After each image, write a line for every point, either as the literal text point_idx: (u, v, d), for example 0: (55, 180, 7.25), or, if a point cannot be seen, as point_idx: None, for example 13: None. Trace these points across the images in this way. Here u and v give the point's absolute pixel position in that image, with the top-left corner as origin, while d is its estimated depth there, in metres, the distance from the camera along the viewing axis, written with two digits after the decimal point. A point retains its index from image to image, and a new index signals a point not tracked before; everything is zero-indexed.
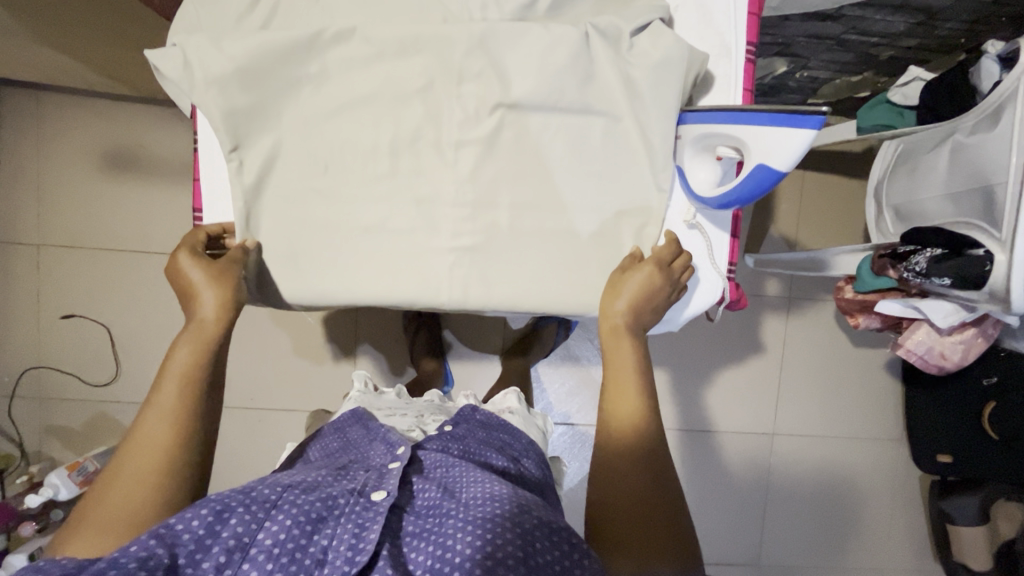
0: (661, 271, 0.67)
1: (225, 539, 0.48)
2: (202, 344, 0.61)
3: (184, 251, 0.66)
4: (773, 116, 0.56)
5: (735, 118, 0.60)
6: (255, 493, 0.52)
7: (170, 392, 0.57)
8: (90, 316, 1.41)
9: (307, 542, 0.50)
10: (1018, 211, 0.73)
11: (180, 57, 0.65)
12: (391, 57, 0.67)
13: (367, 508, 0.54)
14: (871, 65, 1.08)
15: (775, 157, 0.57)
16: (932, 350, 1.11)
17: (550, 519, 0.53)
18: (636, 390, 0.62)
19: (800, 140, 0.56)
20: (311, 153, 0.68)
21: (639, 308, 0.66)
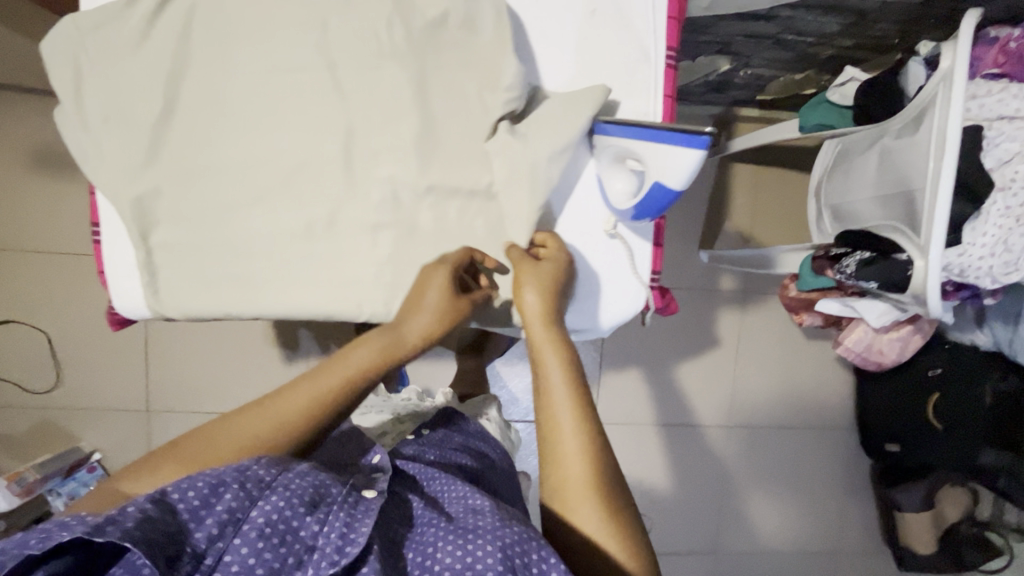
0: (559, 256, 0.67)
1: (219, 513, 0.46)
2: (384, 354, 0.60)
3: (448, 269, 0.65)
4: (667, 135, 0.57)
5: (635, 134, 0.60)
6: (250, 472, 0.48)
7: (325, 387, 0.57)
8: (28, 322, 1.37)
9: (298, 525, 0.47)
10: (932, 218, 0.72)
11: (71, 67, 0.62)
12: (294, 67, 0.65)
13: (358, 503, 0.51)
14: (812, 63, 1.07)
15: (669, 175, 0.57)
16: (870, 348, 1.13)
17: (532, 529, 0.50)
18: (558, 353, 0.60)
19: (690, 159, 0.56)
20: (213, 165, 0.65)
21: (551, 300, 0.63)
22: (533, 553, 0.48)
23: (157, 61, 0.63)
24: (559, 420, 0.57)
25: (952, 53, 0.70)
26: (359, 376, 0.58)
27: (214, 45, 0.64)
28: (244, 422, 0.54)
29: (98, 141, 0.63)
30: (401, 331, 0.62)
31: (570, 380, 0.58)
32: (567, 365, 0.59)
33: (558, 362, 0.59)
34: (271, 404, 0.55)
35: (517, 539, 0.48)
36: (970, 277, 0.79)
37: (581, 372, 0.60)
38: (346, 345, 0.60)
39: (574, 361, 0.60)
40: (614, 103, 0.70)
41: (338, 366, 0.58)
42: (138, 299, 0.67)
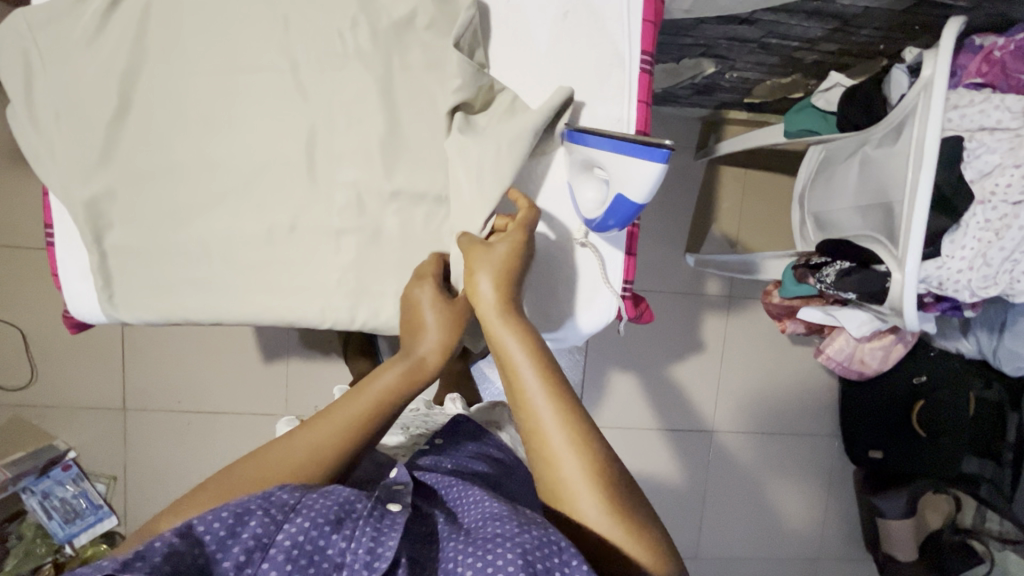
0: (522, 237, 0.60)
1: (246, 540, 0.43)
2: (410, 377, 0.58)
3: (430, 283, 0.63)
4: (627, 146, 0.55)
5: (593, 144, 0.59)
6: (275, 497, 0.46)
7: (349, 415, 0.55)
8: (2, 318, 1.35)
9: (325, 543, 0.44)
10: (909, 230, 0.71)
11: (22, 64, 0.60)
12: (254, 69, 0.63)
13: (384, 515, 0.48)
14: (798, 68, 1.06)
15: (629, 188, 0.56)
16: (851, 356, 1.12)
17: (544, 527, 0.46)
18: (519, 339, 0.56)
19: (649, 172, 0.55)
20: (170, 167, 0.63)
21: (510, 286, 0.58)
22: (557, 558, 0.44)
23: (111, 59, 0.61)
24: (537, 410, 0.53)
25: (933, 62, 0.69)
26: (386, 402, 0.56)
27: (172, 43, 0.62)
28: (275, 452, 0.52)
29: (49, 140, 0.61)
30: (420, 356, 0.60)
31: (539, 366, 0.54)
32: (534, 352, 0.55)
33: (523, 351, 0.55)
34: (300, 433, 0.53)
35: (539, 543, 0.44)
36: (949, 290, 0.77)
37: (549, 353, 0.56)
38: (370, 373, 0.58)
39: (541, 344, 0.56)
40: (586, 108, 0.68)
41: (363, 394, 0.56)
42: (95, 303, 0.66)
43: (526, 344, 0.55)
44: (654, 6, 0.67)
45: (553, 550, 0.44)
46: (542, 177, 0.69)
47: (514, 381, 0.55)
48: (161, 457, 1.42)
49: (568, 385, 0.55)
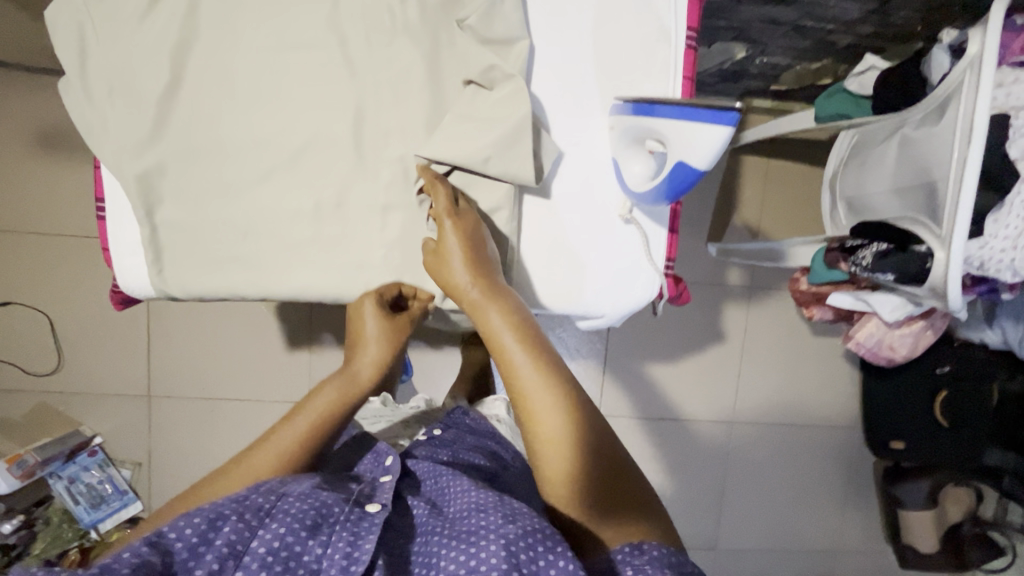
0: (457, 219, 0.61)
1: (220, 547, 0.45)
2: (343, 395, 0.60)
3: (372, 298, 0.66)
4: (695, 111, 0.57)
5: (655, 111, 0.59)
6: (248, 501, 0.48)
7: (291, 433, 0.57)
8: (30, 304, 1.36)
9: (301, 550, 0.47)
10: (955, 209, 0.71)
11: (77, 38, 0.61)
12: (302, 46, 0.64)
13: (361, 518, 0.51)
14: (830, 52, 1.05)
15: (696, 153, 0.57)
16: (881, 343, 1.11)
17: (532, 522, 0.47)
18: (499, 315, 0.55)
19: (717, 137, 0.56)
20: (218, 142, 0.64)
21: (478, 263, 0.59)
22: (541, 548, 0.45)
23: (165, 34, 0.61)
24: (520, 374, 0.52)
25: (981, 39, 0.68)
26: (325, 418, 0.59)
27: (223, 18, 0.63)
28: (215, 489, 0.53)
29: (102, 114, 0.62)
30: (354, 371, 0.63)
31: (517, 331, 0.54)
32: (509, 319, 0.55)
33: (501, 319, 0.55)
34: (239, 466, 0.54)
35: (524, 534, 0.46)
36: (990, 270, 0.77)
37: (527, 319, 0.55)
38: (304, 396, 0.60)
39: (517, 310, 0.56)
40: (632, 85, 0.68)
41: (300, 413, 0.58)
42: (144, 278, 0.66)
43: (507, 317, 0.55)
44: None
45: (538, 543, 0.45)
46: (588, 155, 0.69)
47: (495, 347, 0.54)
48: (186, 443, 1.43)
49: (548, 346, 0.54)
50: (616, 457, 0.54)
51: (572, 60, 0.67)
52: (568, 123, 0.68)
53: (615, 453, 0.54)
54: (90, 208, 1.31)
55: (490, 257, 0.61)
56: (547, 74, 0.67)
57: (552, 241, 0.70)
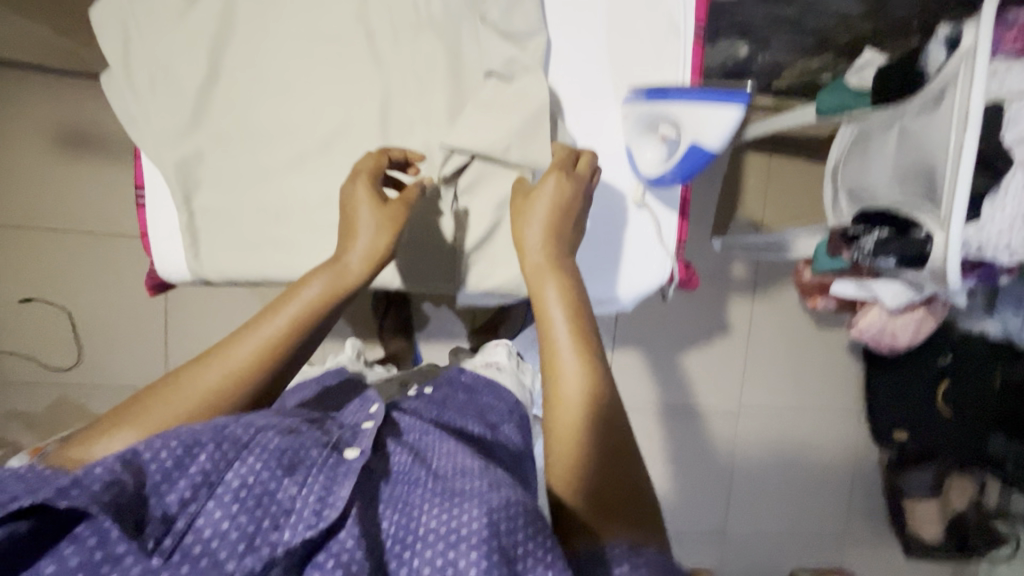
0: (563, 180, 0.61)
1: (193, 475, 0.42)
2: (329, 290, 0.58)
3: (364, 178, 0.62)
4: (708, 94, 0.61)
5: (667, 96, 0.63)
6: (228, 431, 0.46)
7: (281, 322, 0.55)
8: (52, 299, 1.40)
9: (276, 488, 0.44)
10: (953, 192, 0.74)
11: (120, 33, 0.64)
12: (332, 40, 0.67)
13: (339, 464, 0.47)
14: (830, 49, 1.09)
15: (709, 132, 0.61)
16: (884, 329, 1.14)
17: (513, 495, 0.44)
18: (556, 287, 0.56)
19: (730, 116, 0.61)
20: (253, 130, 0.67)
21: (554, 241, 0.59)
22: (521, 526, 0.41)
23: (203, 30, 0.65)
24: (560, 355, 0.52)
25: (974, 33, 0.72)
26: (314, 311, 0.57)
27: (257, 15, 0.66)
28: (193, 381, 0.51)
29: (143, 105, 0.65)
30: (343, 263, 0.59)
31: (572, 314, 0.54)
32: (569, 300, 0.55)
33: (557, 296, 0.56)
34: (218, 356, 0.53)
35: (505, 502, 0.43)
36: (988, 253, 0.80)
37: (585, 306, 0.55)
38: (292, 285, 0.58)
39: (578, 294, 0.56)
40: (644, 76, 0.71)
41: (291, 302, 0.56)
42: (180, 262, 0.69)
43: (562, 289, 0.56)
44: None
45: (521, 518, 0.41)
46: (601, 144, 0.72)
47: (543, 322, 0.55)
48: None
49: (598, 342, 0.54)
50: (632, 480, 0.48)
51: (585, 53, 0.71)
52: (582, 114, 0.72)
53: (633, 474, 0.48)
54: (112, 203, 1.34)
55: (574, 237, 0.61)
56: (563, 67, 0.71)
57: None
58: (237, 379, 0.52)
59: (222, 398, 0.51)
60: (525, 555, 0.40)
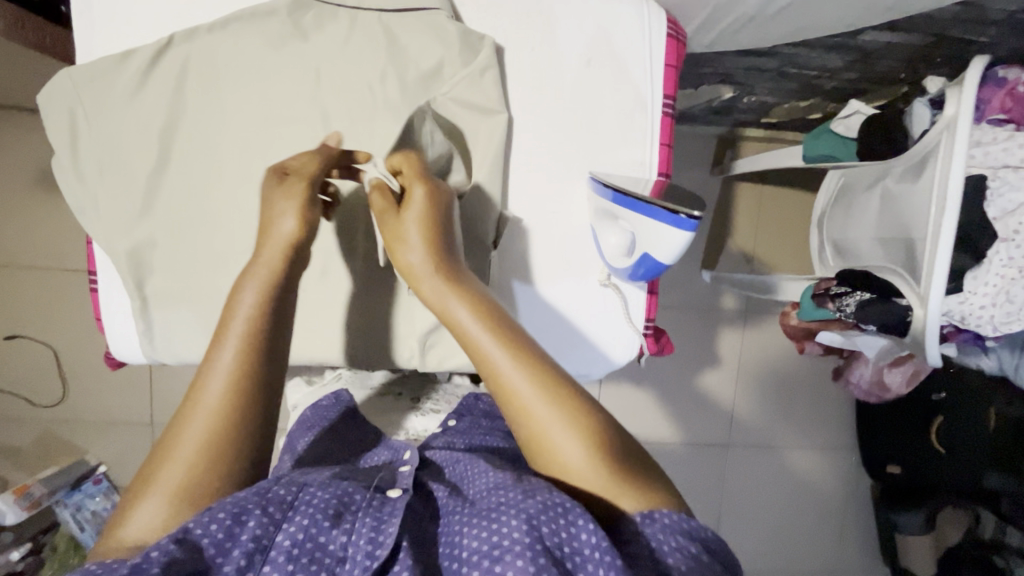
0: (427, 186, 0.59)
1: (245, 542, 0.42)
2: (271, 288, 0.54)
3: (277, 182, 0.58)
4: (663, 214, 0.60)
5: (629, 204, 0.62)
6: (270, 493, 0.45)
7: (228, 351, 0.50)
8: (37, 337, 1.40)
9: (326, 539, 0.44)
10: (931, 267, 0.71)
11: (67, 121, 0.63)
12: (285, 122, 0.65)
13: (384, 504, 0.48)
14: (817, 93, 1.06)
15: (659, 252, 0.62)
16: (871, 380, 1.12)
17: (545, 493, 0.44)
18: (465, 298, 0.53)
19: (678, 241, 0.61)
20: (206, 215, 0.65)
21: (436, 248, 0.56)
22: (562, 521, 0.42)
23: (152, 115, 0.63)
24: (504, 374, 0.49)
25: (957, 100, 0.69)
26: (255, 317, 0.52)
27: (206, 96, 0.64)
28: (182, 436, 0.47)
29: (93, 194, 0.64)
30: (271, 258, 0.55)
31: (490, 325, 0.51)
32: (483, 314, 0.52)
33: (468, 311, 0.52)
34: (190, 407, 0.48)
35: (546, 506, 0.43)
36: (971, 324, 0.78)
37: (497, 310, 0.52)
38: (226, 303, 0.54)
39: (485, 299, 0.53)
40: (610, 150, 0.69)
41: (231, 320, 0.52)
42: (135, 347, 0.68)
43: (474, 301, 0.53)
44: (675, 50, 0.69)
45: (553, 512, 0.42)
46: (566, 222, 0.70)
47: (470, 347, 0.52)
48: None
49: (527, 335, 0.52)
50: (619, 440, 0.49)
51: (550, 129, 0.68)
52: (545, 191, 0.70)
53: (616, 430, 0.49)
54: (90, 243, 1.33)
55: (451, 231, 0.58)
56: (526, 143, 0.69)
57: (526, 301, 0.71)
58: (221, 417, 0.48)
59: (213, 435, 0.47)
60: (575, 554, 0.41)
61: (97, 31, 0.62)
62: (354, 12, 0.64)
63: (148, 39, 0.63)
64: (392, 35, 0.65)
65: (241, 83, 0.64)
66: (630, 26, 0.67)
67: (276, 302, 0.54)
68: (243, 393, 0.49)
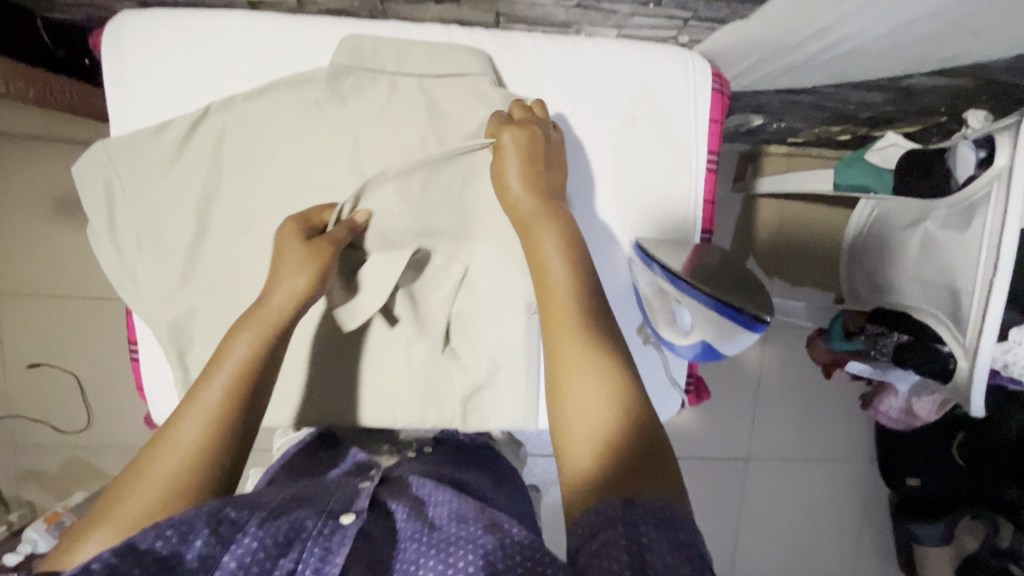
0: (520, 122, 0.59)
1: (190, 559, 0.39)
2: (263, 336, 0.51)
3: (293, 220, 0.58)
4: (719, 306, 0.56)
5: (680, 290, 0.59)
6: (223, 513, 0.42)
7: (219, 385, 0.48)
8: (56, 364, 1.36)
9: (273, 566, 0.41)
10: (981, 323, 0.70)
11: (105, 193, 0.62)
12: (321, 188, 0.63)
13: (335, 531, 0.45)
14: (850, 121, 1.03)
15: (718, 343, 0.58)
16: (900, 410, 1.12)
17: (505, 534, 0.42)
18: (552, 227, 0.53)
19: (740, 337, 0.56)
20: (243, 283, 0.64)
21: (533, 178, 0.56)
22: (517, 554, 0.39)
23: (190, 185, 0.62)
24: (556, 296, 0.49)
25: (1009, 152, 0.68)
26: (251, 361, 0.50)
27: (244, 165, 0.62)
28: (158, 456, 0.45)
29: (131, 265, 0.63)
30: (267, 304, 0.53)
31: (568, 252, 0.51)
32: (563, 241, 0.52)
33: (553, 238, 0.52)
34: (167, 439, 0.46)
35: (498, 544, 0.41)
36: (1014, 371, 0.77)
37: (584, 247, 0.52)
38: (222, 342, 0.51)
39: (573, 234, 0.53)
40: (654, 208, 0.67)
41: (221, 362, 0.50)
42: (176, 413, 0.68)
43: (558, 226, 0.52)
44: (720, 105, 0.67)
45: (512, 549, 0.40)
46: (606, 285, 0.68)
47: (538, 269, 0.51)
48: None
49: (592, 280, 0.50)
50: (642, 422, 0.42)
51: (593, 187, 0.67)
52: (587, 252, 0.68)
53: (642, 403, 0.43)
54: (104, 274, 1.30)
55: (552, 174, 0.57)
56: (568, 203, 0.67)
57: None
58: (191, 466, 0.45)
59: (188, 475, 0.44)
60: None
61: (133, 101, 0.61)
62: (393, 76, 0.62)
63: (185, 109, 0.61)
64: (433, 99, 0.63)
65: (278, 151, 0.62)
66: (675, 82, 0.65)
67: (272, 350, 0.52)
68: (224, 439, 0.46)
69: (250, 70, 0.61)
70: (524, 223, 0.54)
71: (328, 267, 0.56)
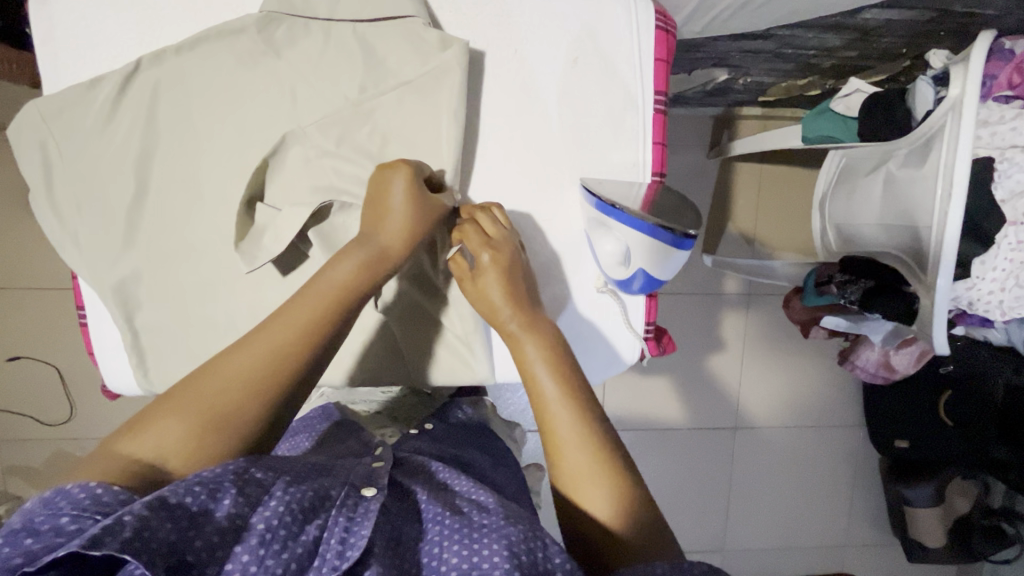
0: (496, 250, 0.60)
1: (220, 519, 0.38)
2: (365, 270, 0.54)
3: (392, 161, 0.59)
4: (672, 238, 0.60)
5: (626, 220, 0.60)
6: (249, 473, 0.42)
7: (316, 305, 0.51)
8: (35, 356, 1.32)
9: (299, 531, 0.40)
10: (937, 255, 0.69)
11: (39, 154, 0.60)
12: (260, 141, 0.62)
13: (358, 504, 0.44)
14: (814, 72, 1.02)
15: (657, 269, 0.62)
16: (876, 361, 1.12)
17: (535, 527, 0.44)
18: (540, 350, 0.57)
19: (676, 258, 0.62)
20: (188, 242, 0.64)
21: (516, 295, 0.60)
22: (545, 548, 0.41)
23: (128, 144, 0.61)
24: (555, 413, 0.53)
25: (962, 81, 0.66)
26: (348, 290, 0.53)
27: (182, 122, 0.62)
28: (250, 346, 0.48)
29: (72, 229, 0.62)
30: (374, 240, 0.56)
31: (560, 376, 0.55)
32: (553, 362, 0.57)
33: (541, 357, 0.57)
34: (257, 338, 0.49)
35: (527, 535, 0.42)
36: (979, 308, 0.77)
37: (570, 366, 0.57)
38: (321, 268, 0.55)
39: (560, 352, 0.58)
40: (602, 154, 0.66)
41: (317, 287, 0.52)
42: (129, 378, 0.67)
43: (546, 352, 0.57)
44: (665, 43, 0.65)
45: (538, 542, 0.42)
46: (558, 232, 0.68)
47: (532, 387, 0.56)
48: None
49: (587, 393, 0.56)
50: (633, 488, 0.51)
51: (538, 134, 0.66)
52: (536, 200, 0.67)
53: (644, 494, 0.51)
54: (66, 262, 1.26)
55: (531, 291, 0.62)
56: (515, 151, 0.66)
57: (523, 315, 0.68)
58: (262, 381, 0.47)
59: (263, 382, 0.47)
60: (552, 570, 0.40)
61: (65, 59, 0.60)
62: (326, 23, 0.62)
63: (117, 65, 0.60)
64: (369, 46, 0.62)
65: (215, 106, 0.62)
66: (617, 22, 0.64)
67: (367, 288, 0.55)
68: (299, 359, 0.49)
69: (181, 23, 0.60)
70: (515, 344, 0.58)
71: (433, 215, 0.59)
